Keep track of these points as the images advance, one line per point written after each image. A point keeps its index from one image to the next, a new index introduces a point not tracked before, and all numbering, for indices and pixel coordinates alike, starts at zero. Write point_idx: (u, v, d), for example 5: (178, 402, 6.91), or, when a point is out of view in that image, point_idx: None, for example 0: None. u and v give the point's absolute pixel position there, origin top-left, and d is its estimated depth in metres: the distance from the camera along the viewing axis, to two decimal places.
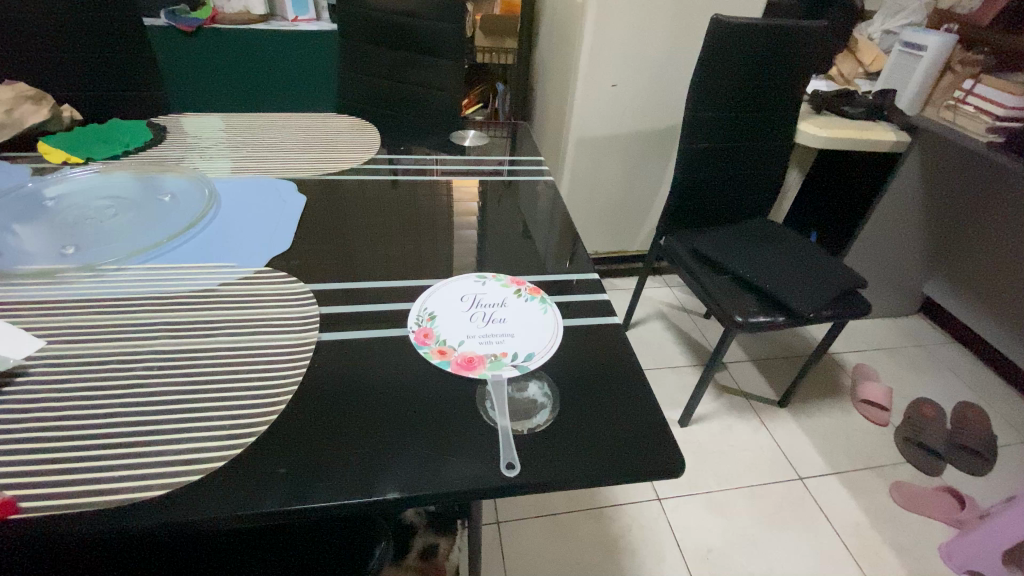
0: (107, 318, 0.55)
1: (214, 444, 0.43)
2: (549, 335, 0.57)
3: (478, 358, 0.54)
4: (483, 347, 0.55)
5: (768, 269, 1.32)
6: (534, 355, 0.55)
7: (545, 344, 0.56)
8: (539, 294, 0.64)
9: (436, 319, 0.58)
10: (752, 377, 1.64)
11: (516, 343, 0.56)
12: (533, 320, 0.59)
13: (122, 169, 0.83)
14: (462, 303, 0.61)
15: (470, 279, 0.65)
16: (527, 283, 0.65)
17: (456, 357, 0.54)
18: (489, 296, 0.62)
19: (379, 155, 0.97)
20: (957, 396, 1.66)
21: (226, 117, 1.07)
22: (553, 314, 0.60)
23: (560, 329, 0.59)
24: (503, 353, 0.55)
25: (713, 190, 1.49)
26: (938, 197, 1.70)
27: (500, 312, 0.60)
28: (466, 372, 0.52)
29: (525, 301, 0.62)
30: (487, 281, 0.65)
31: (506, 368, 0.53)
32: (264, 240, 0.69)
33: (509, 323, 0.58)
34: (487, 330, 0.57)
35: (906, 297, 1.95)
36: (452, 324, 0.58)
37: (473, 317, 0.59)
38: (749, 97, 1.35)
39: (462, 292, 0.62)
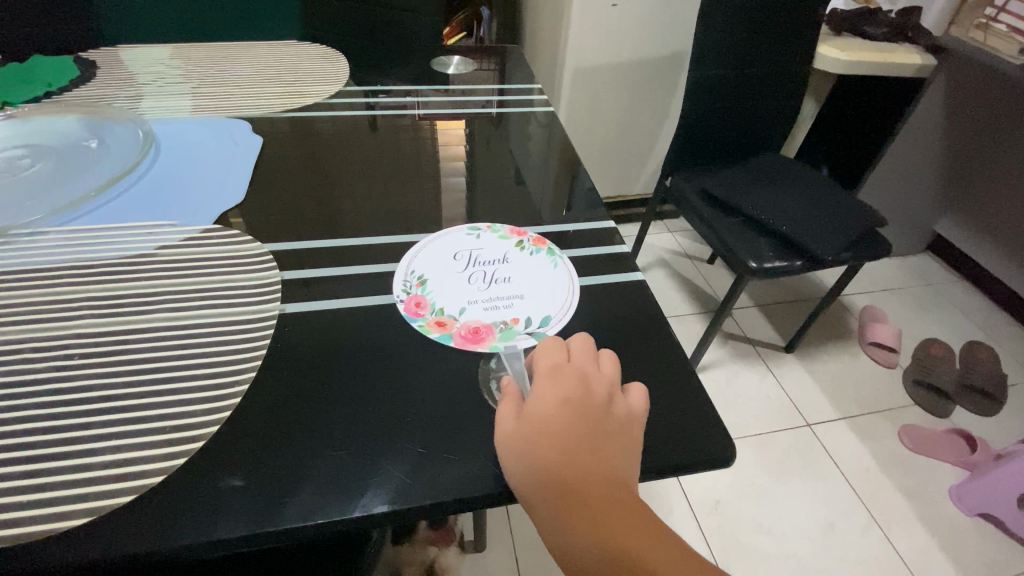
0: (19, 296, 0.44)
1: (150, 454, 0.34)
2: (565, 295, 0.48)
3: (486, 328, 0.45)
4: (491, 314, 0.46)
5: (783, 209, 1.23)
6: (550, 320, 0.46)
7: (563, 306, 0.48)
8: (545, 245, 0.54)
9: (427, 283, 0.49)
10: (758, 324, 1.58)
11: (528, 305, 0.47)
12: (543, 277, 0.50)
13: (39, 112, 0.70)
14: (457, 261, 0.51)
15: (462, 233, 0.55)
16: (529, 234, 0.56)
17: (460, 329, 0.45)
18: (487, 252, 0.53)
19: (350, 89, 0.83)
20: (965, 336, 1.63)
21: (167, 48, 0.91)
22: (566, 269, 0.51)
23: (575, 286, 0.50)
24: (514, 320, 0.46)
25: (724, 123, 1.36)
26: (961, 125, 1.59)
27: (504, 270, 0.50)
28: (475, 346, 0.43)
29: (529, 255, 0.53)
30: (482, 234, 0.55)
31: (520, 337, 0.44)
32: (214, 192, 0.57)
33: (516, 282, 0.49)
34: (491, 293, 0.48)
35: (916, 235, 1.87)
36: (449, 289, 0.48)
37: (472, 278, 0.49)
38: (768, 14, 1.20)
39: (455, 250, 0.53)
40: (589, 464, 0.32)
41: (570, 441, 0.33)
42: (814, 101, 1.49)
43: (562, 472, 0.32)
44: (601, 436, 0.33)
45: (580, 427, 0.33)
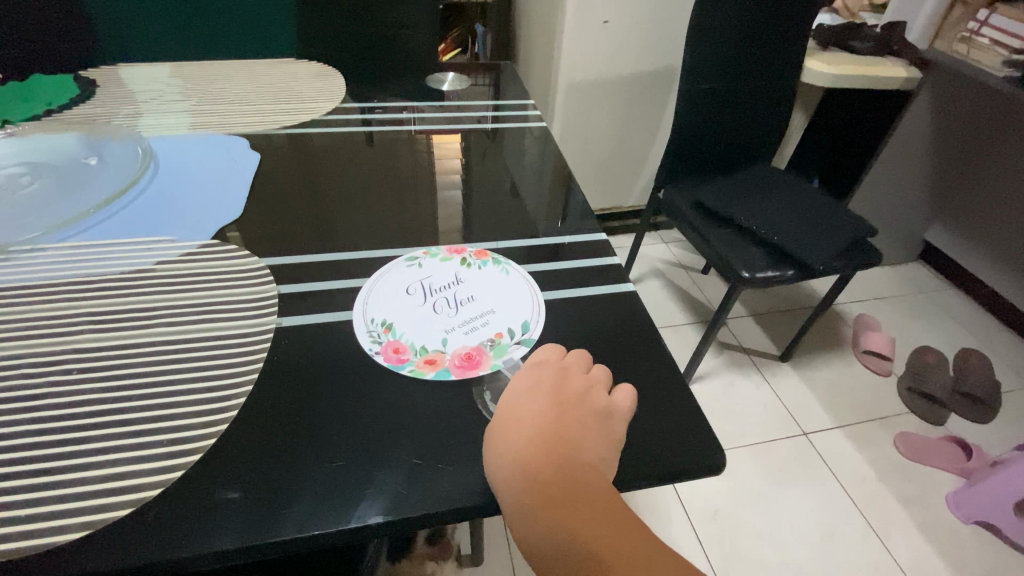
0: (18, 313, 0.45)
1: (148, 467, 0.35)
2: (531, 298, 0.50)
3: (476, 351, 0.44)
4: (476, 336, 0.46)
5: (772, 218, 1.25)
6: (530, 324, 0.47)
7: (533, 308, 0.49)
8: (487, 255, 0.55)
9: (395, 326, 0.46)
10: (753, 333, 1.59)
11: (503, 318, 0.48)
12: (504, 285, 0.51)
13: (39, 130, 0.71)
14: (412, 296, 0.49)
15: (401, 265, 0.53)
16: (466, 248, 0.56)
17: (452, 360, 0.43)
18: (438, 278, 0.51)
19: (347, 105, 0.85)
20: (958, 343, 1.64)
21: (166, 66, 0.93)
22: (519, 271, 0.53)
23: (532, 285, 0.52)
24: (498, 335, 0.46)
25: (715, 135, 1.38)
26: (947, 136, 1.62)
27: (463, 290, 0.50)
28: (475, 372, 0.43)
29: (479, 269, 0.52)
30: (423, 262, 0.53)
31: (513, 348, 0.45)
32: (212, 208, 0.58)
33: (481, 298, 0.49)
34: (464, 316, 0.47)
35: (907, 243, 1.90)
36: (420, 327, 0.46)
37: (437, 307, 0.48)
38: (755, 30, 1.23)
39: (404, 285, 0.50)
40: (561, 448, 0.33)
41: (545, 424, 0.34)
42: (803, 113, 1.52)
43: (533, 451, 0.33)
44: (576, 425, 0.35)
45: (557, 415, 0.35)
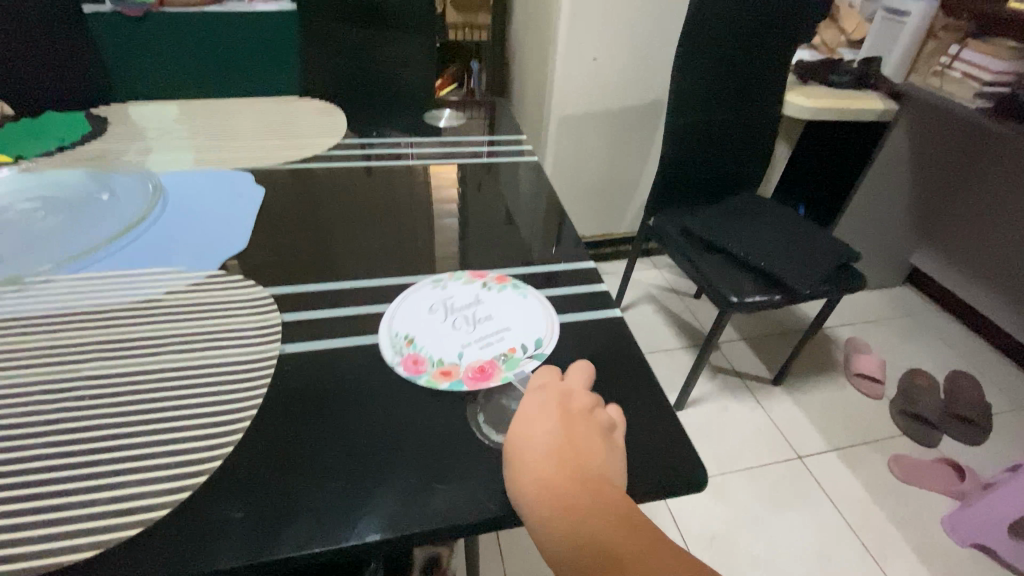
0: (33, 341, 0.47)
1: (156, 488, 0.36)
2: (546, 315, 0.53)
3: (490, 363, 0.48)
4: (491, 350, 0.49)
5: (759, 244, 1.29)
6: (543, 341, 0.50)
7: (549, 324, 0.52)
8: (507, 277, 0.59)
9: (415, 340, 0.49)
10: (745, 356, 1.61)
11: (519, 333, 0.51)
12: (521, 303, 0.55)
13: (53, 166, 0.74)
14: (433, 313, 0.52)
15: (426, 284, 0.56)
16: (488, 271, 0.60)
17: (466, 372, 0.47)
18: (460, 296, 0.55)
19: (349, 140, 0.89)
20: (948, 365, 1.67)
21: (175, 104, 0.97)
22: (536, 291, 0.56)
23: (548, 303, 0.56)
24: (511, 350, 0.49)
25: (702, 165, 1.44)
26: (927, 165, 1.68)
27: (482, 309, 0.53)
28: (487, 382, 0.46)
29: (499, 291, 0.56)
30: (446, 283, 0.56)
31: (526, 361, 0.48)
32: (219, 240, 0.61)
33: (498, 317, 0.52)
34: (480, 333, 0.51)
35: (894, 268, 1.94)
36: (438, 340, 0.50)
37: (456, 323, 0.51)
38: (736, 66, 1.30)
39: (428, 302, 0.54)
40: (569, 458, 0.35)
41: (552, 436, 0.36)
42: (787, 144, 1.58)
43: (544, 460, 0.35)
44: (581, 436, 0.37)
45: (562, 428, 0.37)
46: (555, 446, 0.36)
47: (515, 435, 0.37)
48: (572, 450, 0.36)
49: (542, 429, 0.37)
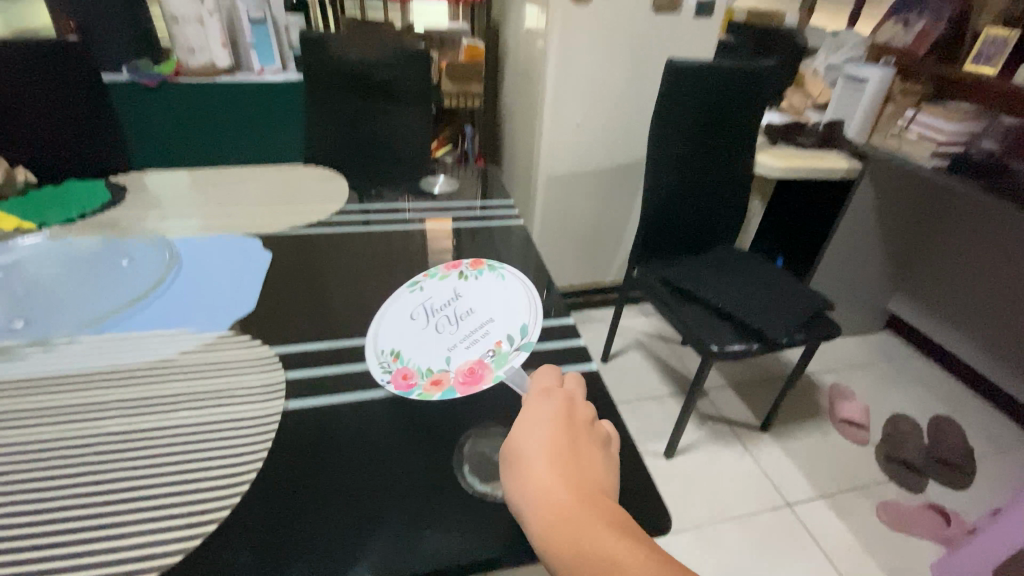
0: (57, 399, 0.52)
1: (170, 536, 0.40)
2: (523, 308, 0.61)
3: (479, 365, 0.56)
4: (478, 349, 0.57)
5: (738, 295, 1.36)
6: (523, 331, 0.58)
7: (527, 317, 0.60)
8: (483, 267, 0.66)
9: (404, 355, 0.58)
10: (733, 403, 1.65)
11: (503, 327, 0.58)
12: (499, 295, 0.62)
13: (77, 233, 0.80)
14: (418, 324, 0.60)
15: (407, 297, 0.64)
16: (462, 266, 0.68)
17: (457, 378, 0.55)
18: (439, 298, 0.62)
19: (350, 205, 0.97)
20: (931, 410, 1.70)
21: (190, 172, 1.06)
22: (511, 280, 0.64)
23: (523, 290, 0.63)
24: (497, 344, 0.57)
25: (681, 220, 1.53)
26: (896, 218, 1.78)
27: (464, 308, 0.60)
28: (478, 386, 0.54)
29: (477, 286, 0.63)
30: (426, 290, 0.64)
31: (513, 355, 0.56)
32: (228, 301, 0.67)
33: (479, 314, 0.59)
34: (466, 331, 0.58)
35: (873, 314, 2.02)
36: (427, 350, 0.57)
37: (442, 327, 0.59)
38: (709, 131, 1.41)
39: (412, 314, 0.61)
40: (570, 464, 0.38)
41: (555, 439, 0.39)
42: (760, 200, 1.69)
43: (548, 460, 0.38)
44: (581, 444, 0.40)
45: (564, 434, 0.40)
46: (553, 450, 0.39)
47: (517, 439, 0.40)
48: (566, 454, 0.38)
49: (544, 435, 0.40)
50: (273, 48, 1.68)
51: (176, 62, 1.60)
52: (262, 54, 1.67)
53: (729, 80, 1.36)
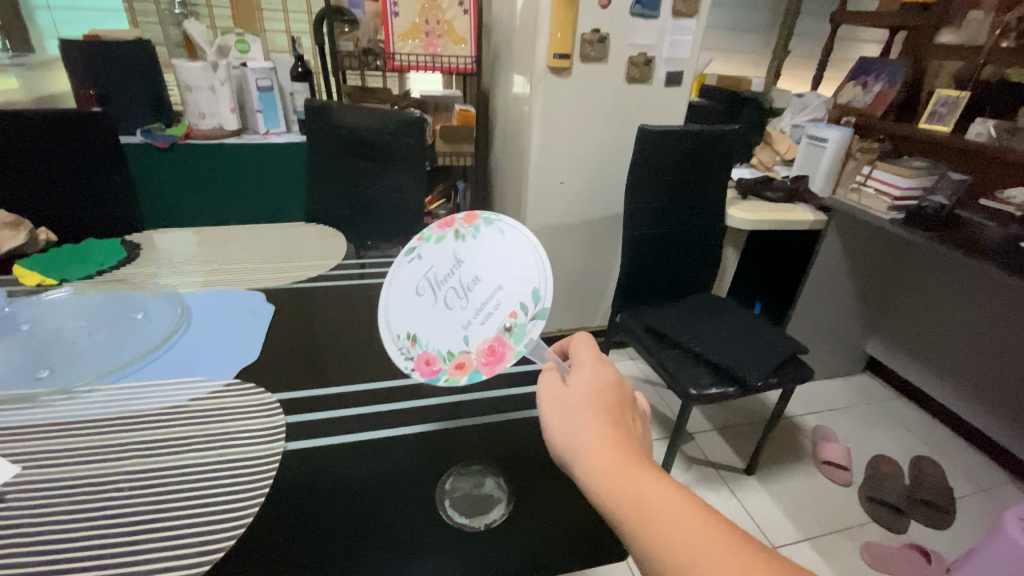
0: (79, 442, 0.57)
1: (181, 562, 0.45)
2: (532, 267, 0.58)
3: (499, 342, 0.57)
4: (494, 323, 0.57)
5: (714, 341, 1.43)
6: (537, 294, 0.56)
7: (538, 277, 0.57)
8: (478, 219, 0.62)
9: (419, 339, 0.59)
10: (718, 446, 1.68)
11: (514, 295, 0.57)
12: (503, 257, 0.59)
13: (96, 289, 0.88)
14: (425, 298, 0.60)
15: (405, 263, 0.62)
16: (455, 220, 0.63)
17: (479, 360, 0.56)
18: (441, 268, 0.61)
19: (348, 260, 1.05)
20: (912, 450, 1.75)
21: (200, 231, 1.15)
22: (511, 229, 0.60)
23: (526, 241, 0.59)
24: (512, 315, 0.57)
25: (659, 270, 1.62)
26: (866, 266, 1.87)
27: (468, 273, 0.59)
28: (502, 364, 0.56)
29: (475, 239, 0.61)
30: (422, 253, 0.63)
31: (530, 326, 0.56)
32: (234, 351, 0.73)
33: (486, 279, 0.58)
34: (476, 304, 0.58)
35: (852, 356, 2.09)
36: (443, 331, 0.58)
37: (451, 302, 0.59)
38: (681, 188, 1.53)
39: (415, 287, 0.61)
40: (618, 426, 0.48)
41: (605, 404, 0.49)
42: (734, 250, 1.80)
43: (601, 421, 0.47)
44: (622, 411, 0.49)
45: (612, 400, 0.50)
46: (582, 401, 0.49)
47: (573, 400, 0.49)
48: (595, 405, 0.49)
49: (595, 400, 0.49)
50: (278, 112, 1.82)
51: (187, 126, 1.73)
52: (268, 117, 1.80)
53: (696, 142, 1.49)
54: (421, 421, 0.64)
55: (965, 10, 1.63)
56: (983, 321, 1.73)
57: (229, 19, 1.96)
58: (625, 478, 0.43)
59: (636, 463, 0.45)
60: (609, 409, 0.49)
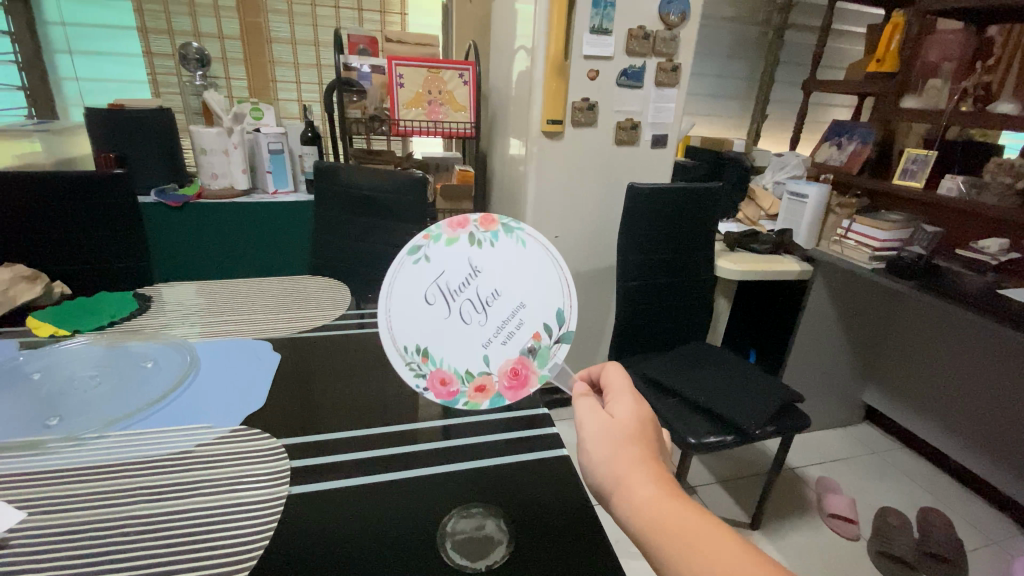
0: (87, 487, 0.58)
1: None
2: (555, 285, 0.65)
3: (522, 366, 0.63)
4: (518, 344, 0.63)
5: (710, 390, 1.44)
6: (562, 316, 0.64)
7: (561, 299, 0.64)
8: (495, 225, 0.65)
9: (432, 356, 0.63)
10: (720, 499, 1.65)
11: (538, 315, 0.64)
12: (524, 270, 0.65)
13: (107, 338, 0.91)
14: (438, 309, 0.63)
15: (412, 265, 0.64)
16: (470, 222, 0.66)
17: (502, 384, 0.63)
18: (455, 276, 0.64)
19: (351, 311, 1.10)
20: (918, 501, 1.72)
21: (209, 283, 1.19)
22: (533, 242, 0.65)
23: (547, 255, 0.65)
24: (536, 337, 0.63)
25: (654, 319, 1.66)
26: (855, 315, 1.90)
27: (486, 287, 0.64)
28: (526, 389, 0.63)
29: (493, 247, 0.65)
30: (431, 257, 0.64)
31: (554, 350, 0.63)
32: (240, 399, 0.75)
33: (507, 295, 0.64)
34: (498, 323, 0.63)
35: (850, 406, 2.09)
36: (461, 348, 0.63)
37: (470, 318, 0.63)
38: (670, 240, 1.60)
39: (426, 295, 0.64)
40: (654, 458, 0.53)
41: (643, 437, 0.55)
42: (725, 299, 1.85)
43: (640, 451, 0.53)
44: (657, 446, 0.55)
45: (648, 435, 0.55)
46: (619, 427, 0.55)
47: (616, 429, 0.55)
48: (629, 432, 0.55)
49: (635, 431, 0.55)
50: (288, 173, 1.92)
51: (199, 186, 1.82)
52: (277, 178, 1.90)
53: (683, 198, 1.58)
54: (423, 465, 0.66)
55: (924, 77, 1.73)
56: (976, 367, 1.76)
57: (245, 90, 2.11)
58: (655, 503, 0.48)
59: (673, 491, 0.49)
60: (647, 443, 0.54)
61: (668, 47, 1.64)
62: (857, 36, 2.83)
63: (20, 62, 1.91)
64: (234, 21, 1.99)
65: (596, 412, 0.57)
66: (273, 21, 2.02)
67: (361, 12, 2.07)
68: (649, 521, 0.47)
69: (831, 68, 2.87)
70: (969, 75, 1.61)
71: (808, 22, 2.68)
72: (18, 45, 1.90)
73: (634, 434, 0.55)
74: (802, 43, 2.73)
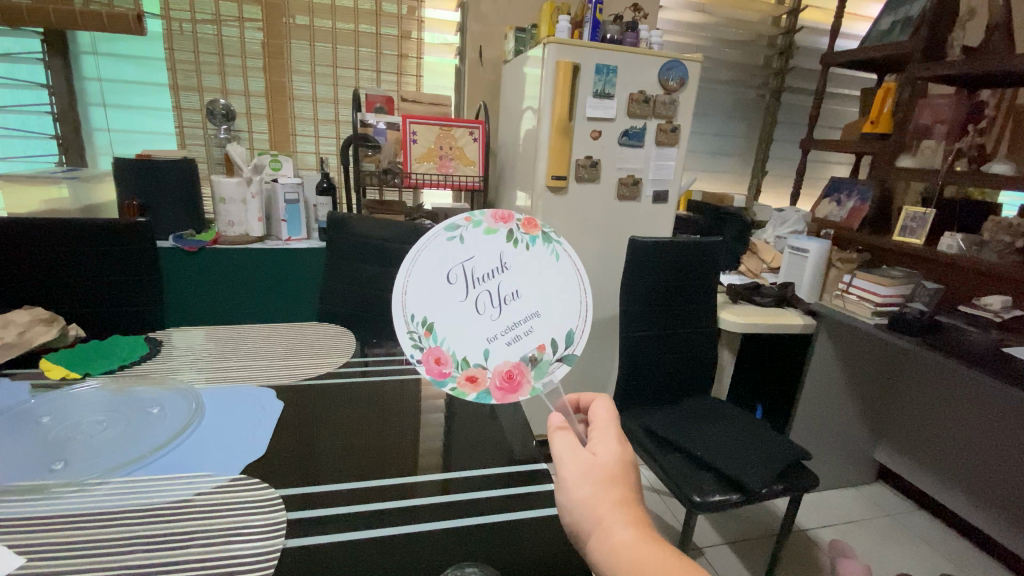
0: (82, 535, 0.58)
1: None
2: (573, 305, 0.68)
3: (518, 371, 0.65)
4: (522, 349, 0.66)
5: (717, 446, 1.40)
6: (570, 338, 0.67)
7: (575, 320, 0.68)
8: (536, 231, 0.69)
9: (435, 335, 0.65)
10: (730, 562, 1.58)
11: (549, 329, 0.67)
12: (551, 280, 0.68)
13: (118, 382, 0.93)
14: (457, 289, 0.66)
15: (447, 239, 0.67)
16: (513, 220, 0.69)
17: (494, 383, 0.64)
18: (483, 265, 0.67)
19: (355, 357, 1.12)
20: (937, 569, 1.63)
21: (218, 328, 1.22)
22: (566, 256, 0.69)
23: (575, 275, 0.69)
24: (540, 348, 0.66)
25: (656, 369, 1.66)
26: (861, 371, 1.87)
27: (507, 286, 0.67)
28: (514, 395, 0.64)
29: (527, 246, 0.68)
30: (466, 237, 0.67)
31: (553, 367, 0.65)
32: (241, 447, 0.76)
33: (526, 301, 0.67)
34: (510, 323, 0.66)
35: (862, 465, 2.03)
36: (466, 335, 0.65)
37: (484, 309, 0.66)
38: (671, 291, 1.62)
39: (449, 271, 0.66)
40: (630, 501, 0.55)
41: (622, 479, 0.56)
42: (730, 353, 1.87)
43: (617, 494, 0.55)
44: (634, 485, 0.57)
45: (625, 476, 0.57)
46: (597, 468, 0.56)
47: (595, 470, 0.56)
48: (609, 475, 0.56)
49: (614, 472, 0.57)
50: (302, 222, 1.99)
51: (216, 232, 1.89)
52: (291, 226, 1.97)
53: (683, 250, 1.61)
54: (422, 520, 0.66)
55: (918, 138, 1.75)
56: (988, 426, 1.72)
57: (266, 142, 2.22)
58: (632, 546, 0.50)
59: (649, 538, 0.51)
60: (623, 484, 0.56)
61: (668, 109, 1.73)
62: (852, 99, 2.95)
63: (55, 113, 2.07)
64: (260, 81, 2.13)
65: (574, 452, 0.58)
66: (296, 81, 2.16)
67: (380, 73, 2.22)
68: (624, 567, 0.50)
69: (828, 128, 2.98)
70: (962, 136, 1.65)
71: (804, 85, 2.81)
72: (54, 97, 2.05)
73: (612, 477, 0.56)
74: (799, 105, 2.85)
